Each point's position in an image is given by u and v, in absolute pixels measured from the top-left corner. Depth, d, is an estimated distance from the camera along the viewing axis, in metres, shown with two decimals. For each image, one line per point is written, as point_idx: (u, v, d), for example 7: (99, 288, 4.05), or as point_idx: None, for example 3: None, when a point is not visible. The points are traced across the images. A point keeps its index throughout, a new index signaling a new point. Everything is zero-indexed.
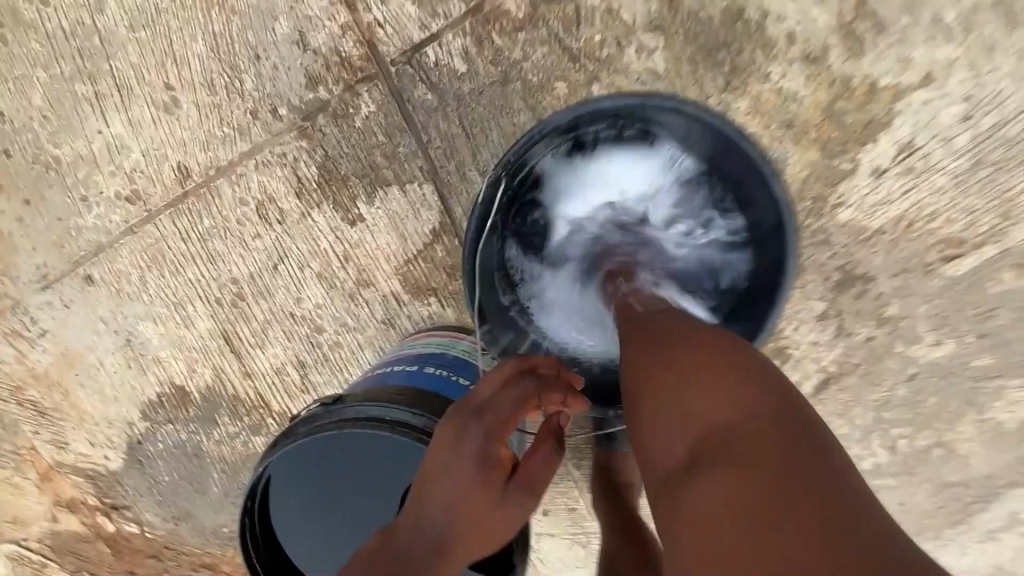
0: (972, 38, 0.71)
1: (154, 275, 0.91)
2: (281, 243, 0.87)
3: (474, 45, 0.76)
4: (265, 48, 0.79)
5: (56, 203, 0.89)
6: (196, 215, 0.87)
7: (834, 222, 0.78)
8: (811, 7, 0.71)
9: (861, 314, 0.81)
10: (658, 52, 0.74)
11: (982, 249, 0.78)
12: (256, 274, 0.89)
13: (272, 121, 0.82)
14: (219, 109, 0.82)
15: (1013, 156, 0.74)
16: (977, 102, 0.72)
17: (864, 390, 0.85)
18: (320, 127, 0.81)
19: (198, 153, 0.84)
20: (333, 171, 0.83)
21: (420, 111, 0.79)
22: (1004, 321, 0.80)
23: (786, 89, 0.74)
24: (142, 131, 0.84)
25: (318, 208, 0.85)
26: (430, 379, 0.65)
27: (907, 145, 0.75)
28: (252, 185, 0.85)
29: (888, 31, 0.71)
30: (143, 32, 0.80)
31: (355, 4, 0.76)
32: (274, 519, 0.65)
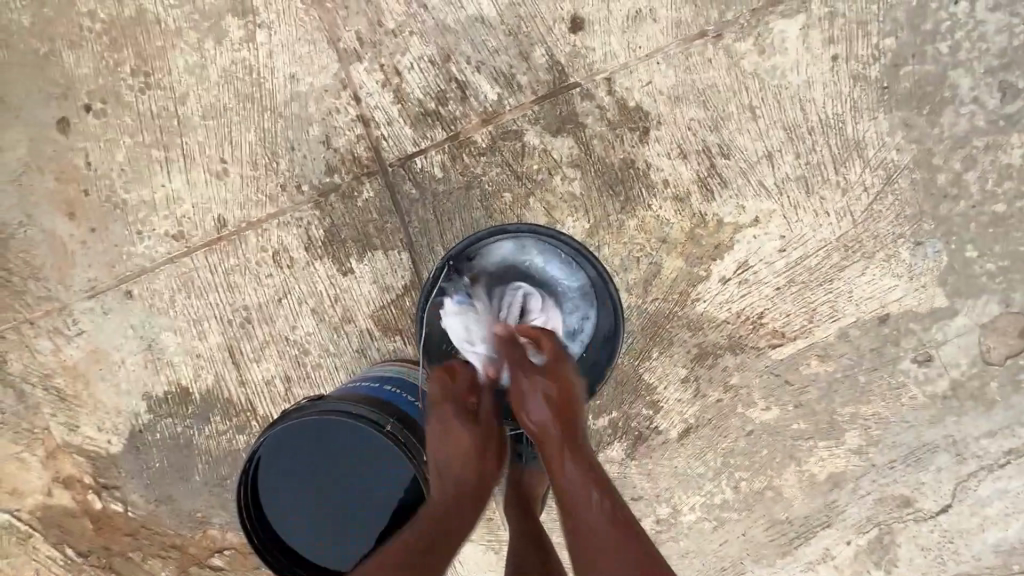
0: (784, 199, 1.04)
1: (182, 296, 1.16)
2: (287, 282, 1.14)
3: (450, 160, 1.07)
4: (300, 143, 1.10)
5: (116, 233, 1.15)
6: (225, 254, 1.14)
7: (693, 311, 1.09)
8: (678, 165, 1.05)
9: (712, 380, 1.11)
10: (576, 181, 1.06)
11: (797, 341, 1.09)
12: (264, 303, 1.15)
13: (296, 193, 1.11)
14: (257, 180, 1.11)
15: (814, 279, 1.06)
16: (789, 240, 1.05)
17: (714, 439, 1.13)
18: (331, 202, 1.11)
19: (236, 209, 1.12)
20: (335, 234, 1.12)
21: (406, 200, 1.09)
22: (813, 396, 1.10)
23: (662, 216, 1.06)
24: (196, 188, 1.13)
25: (320, 259, 1.13)
26: (386, 392, 0.91)
27: (743, 263, 1.07)
28: (272, 237, 1.13)
29: (730, 187, 1.05)
30: (212, 121, 1.10)
31: (369, 122, 1.08)
32: (260, 484, 0.88)
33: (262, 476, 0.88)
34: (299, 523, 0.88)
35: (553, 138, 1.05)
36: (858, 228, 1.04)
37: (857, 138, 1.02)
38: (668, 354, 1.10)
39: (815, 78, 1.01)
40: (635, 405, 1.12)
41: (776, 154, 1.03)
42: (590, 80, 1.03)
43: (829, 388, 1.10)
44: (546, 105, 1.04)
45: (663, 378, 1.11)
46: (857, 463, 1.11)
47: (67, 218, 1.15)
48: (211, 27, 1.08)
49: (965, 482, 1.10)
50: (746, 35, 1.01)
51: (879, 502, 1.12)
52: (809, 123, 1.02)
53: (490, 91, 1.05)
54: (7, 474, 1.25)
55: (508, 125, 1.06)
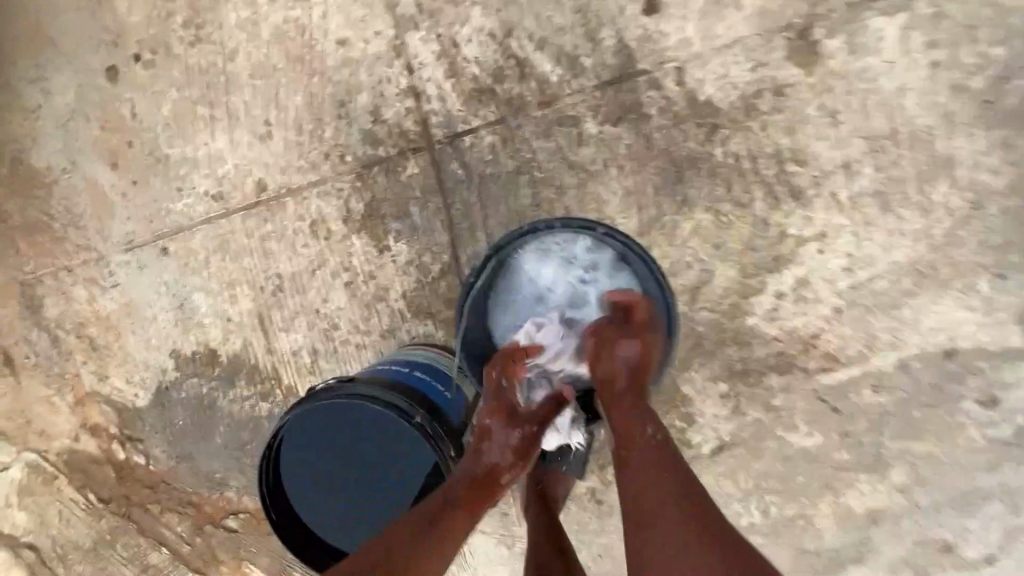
0: (856, 214, 0.96)
1: (216, 258, 1.14)
2: (322, 253, 1.11)
3: (500, 142, 1.02)
4: (347, 112, 1.06)
5: (156, 188, 1.13)
6: (262, 219, 1.11)
7: (742, 325, 1.02)
8: (745, 168, 0.97)
9: (753, 399, 1.05)
10: (632, 176, 1.00)
11: (849, 367, 1.02)
12: (297, 273, 1.13)
13: (338, 163, 1.07)
14: (300, 146, 1.08)
15: (878, 304, 0.99)
16: (855, 259, 0.98)
17: (749, 460, 1.07)
18: (373, 175, 1.07)
19: (277, 174, 1.09)
20: (375, 209, 1.08)
21: (451, 180, 1.05)
22: (861, 427, 1.04)
23: (720, 221, 0.99)
24: (238, 149, 1.10)
25: (357, 233, 1.09)
26: (416, 378, 0.88)
27: (803, 279, 0.99)
28: (311, 206, 1.10)
29: (798, 196, 0.97)
30: (259, 81, 1.07)
31: (419, 95, 1.03)
32: (281, 460, 0.87)
33: (283, 451, 0.86)
34: (321, 501, 0.87)
35: (613, 128, 0.99)
36: (935, 254, 0.96)
37: (947, 155, 0.93)
38: (709, 368, 1.05)
39: (909, 85, 0.92)
40: (668, 416, 1.07)
41: (854, 165, 0.95)
42: (658, 68, 0.96)
43: (880, 420, 1.03)
44: (609, 91, 0.98)
45: (701, 391, 1.06)
46: (900, 502, 1.05)
47: (109, 169, 1.14)
48: None
49: (1016, 535, 1.03)
50: (838, 31, 0.92)
51: (918, 543, 1.06)
52: (894, 134, 0.94)
53: (551, 72, 0.99)
54: (37, 415, 1.28)
55: (565, 109, 0.99)
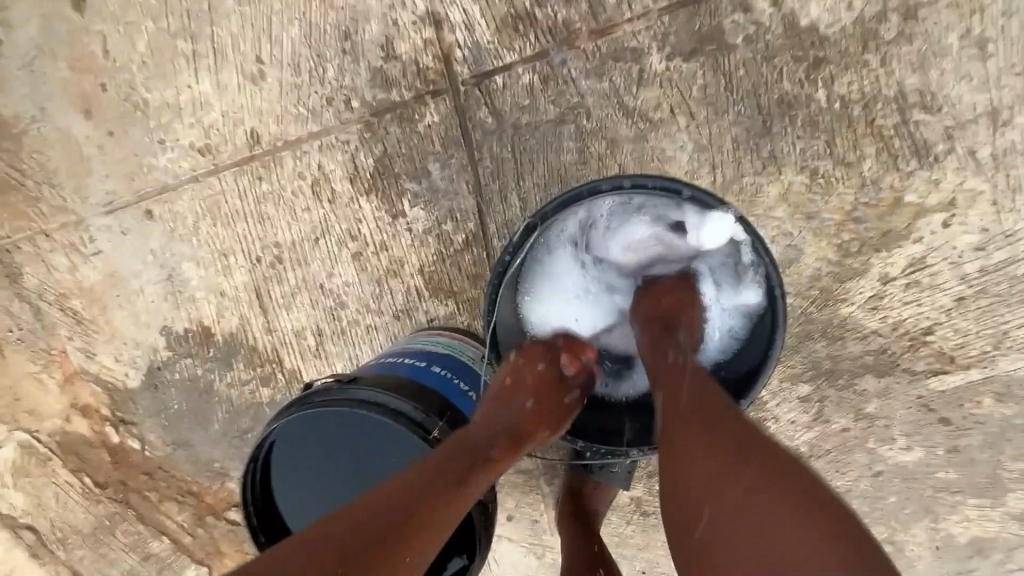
0: (1000, 177, 0.75)
1: (206, 223, 0.99)
2: (325, 219, 0.95)
3: (540, 83, 0.82)
4: (352, 46, 0.87)
5: (136, 140, 0.97)
6: (257, 178, 0.95)
7: (835, 315, 0.83)
8: (854, 116, 0.76)
9: (841, 405, 0.86)
10: (705, 126, 0.79)
11: (968, 370, 0.82)
12: (298, 242, 0.97)
13: (343, 110, 0.89)
14: (298, 89, 0.90)
15: (1016, 293, 0.78)
16: (992, 236, 0.77)
17: (829, 475, 0.89)
18: (385, 125, 0.88)
19: (272, 124, 0.92)
20: (387, 166, 0.90)
21: (478, 131, 0.86)
22: (976, 442, 0.85)
23: (817, 184, 0.79)
24: (226, 94, 0.92)
25: (367, 196, 0.92)
26: (433, 377, 0.72)
27: (919, 260, 0.79)
28: (312, 162, 0.93)
29: (922, 154, 0.75)
30: (249, 8, 0.88)
31: (441, 23, 0.83)
32: (269, 471, 0.73)
33: (271, 461, 0.72)
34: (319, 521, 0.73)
35: (684, 63, 0.78)
36: None
37: None
38: (789, 366, 0.86)
39: None
40: None
41: (1003, 113, 0.73)
42: None
43: (1000, 435, 0.84)
44: (682, 15, 0.76)
45: (776, 393, 0.87)
46: (1017, 532, 0.87)
47: (82, 117, 0.98)
48: None
49: None
50: None
51: None
52: None
53: None
54: (26, 394, 1.17)
55: (624, 40, 0.79)
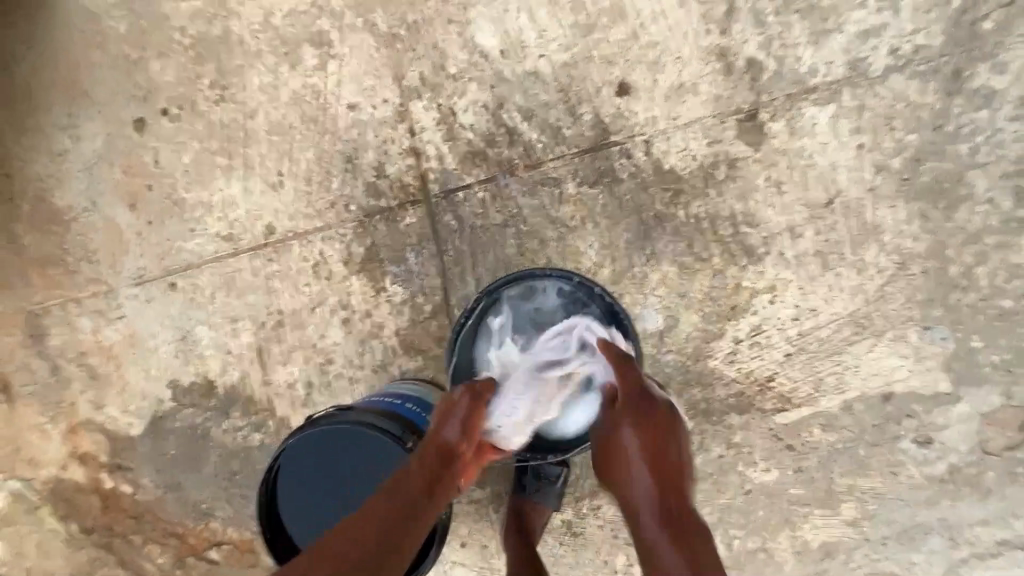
0: (801, 271, 1.10)
1: (222, 294, 1.22)
2: (322, 292, 1.20)
3: (490, 198, 1.15)
4: (353, 167, 1.18)
5: (170, 228, 1.23)
6: (268, 259, 1.21)
7: (704, 367, 1.13)
8: (704, 228, 1.11)
9: (716, 436, 1.14)
10: (606, 231, 1.12)
11: (800, 408, 1.12)
12: (298, 310, 1.21)
13: (343, 212, 1.19)
14: (309, 195, 1.19)
15: (823, 350, 1.11)
16: (801, 310, 1.11)
17: (713, 494, 1.15)
18: (374, 223, 1.18)
19: (285, 219, 1.20)
20: (374, 253, 1.18)
21: (444, 230, 1.16)
22: (813, 464, 1.13)
23: (684, 273, 1.12)
24: (251, 196, 1.20)
25: (357, 275, 1.19)
26: (408, 409, 0.96)
27: (757, 327, 1.12)
28: (315, 248, 1.20)
29: (750, 254, 1.11)
30: (276, 136, 1.19)
31: (420, 155, 1.16)
32: (278, 487, 0.93)
33: (280, 479, 0.93)
34: (312, 525, 0.93)
35: (589, 189, 1.12)
36: (869, 307, 1.10)
37: (875, 223, 1.08)
38: (676, 406, 1.14)
39: (840, 163, 1.08)
40: None
41: (797, 229, 1.09)
42: (629, 141, 1.11)
43: (830, 458, 1.13)
44: (587, 158, 1.12)
45: None
46: (852, 535, 1.14)
47: (127, 209, 1.23)
48: (288, 53, 1.18)
49: (956, 568, 1.12)
50: (780, 117, 1.08)
51: None
52: (830, 204, 1.09)
53: (536, 140, 1.13)
54: (28, 443, 1.30)
55: (548, 172, 1.13)
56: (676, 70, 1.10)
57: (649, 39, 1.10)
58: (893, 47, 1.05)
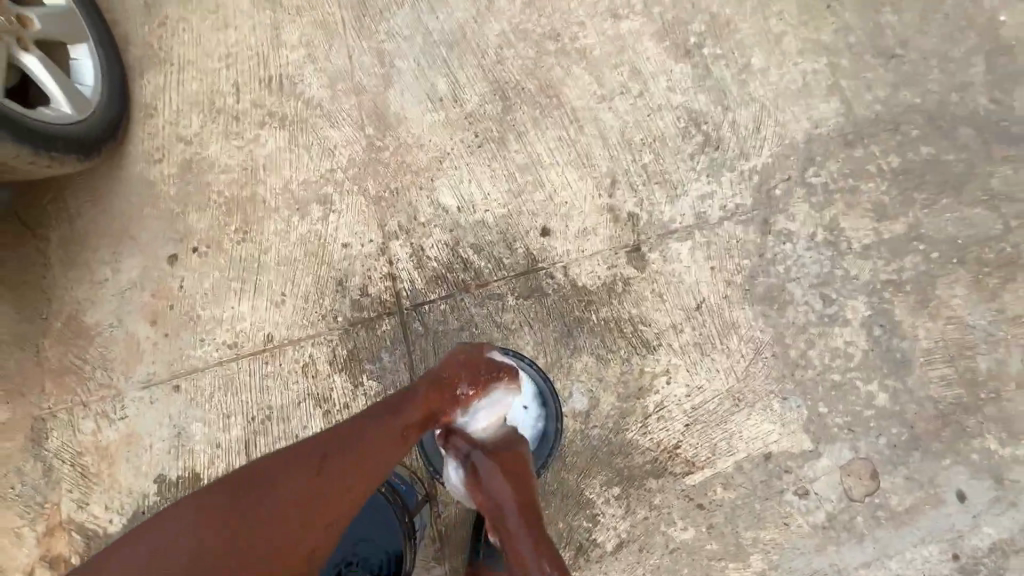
0: (686, 358, 1.45)
1: (220, 393, 1.44)
2: (308, 388, 1.45)
3: (449, 309, 1.50)
4: (343, 288, 1.52)
5: (183, 338, 1.48)
6: (265, 362, 1.47)
7: (624, 439, 1.40)
8: (611, 327, 1.48)
9: (640, 499, 1.37)
10: (538, 331, 1.48)
11: (703, 469, 1.38)
12: (286, 404, 1.44)
13: (331, 322, 1.49)
14: (304, 310, 1.51)
15: (712, 420, 1.41)
16: (691, 388, 1.43)
17: (642, 554, 1.34)
18: (357, 330, 1.49)
19: (283, 329, 1.49)
20: (355, 355, 1.47)
21: (413, 334, 1.48)
22: (721, 520, 1.36)
23: (600, 362, 1.45)
24: (256, 311, 1.51)
25: (339, 373, 1.46)
26: None
27: (660, 403, 1.42)
28: (305, 352, 1.47)
29: (647, 346, 1.46)
30: (282, 266, 1.54)
31: (395, 278, 1.53)
32: None
33: None
34: None
35: (524, 301, 1.50)
36: (740, 384, 1.44)
37: (732, 321, 1.48)
38: (605, 474, 1.38)
39: (701, 280, 1.51)
40: (576, 516, 1.36)
41: (679, 326, 1.48)
42: (551, 266, 1.53)
43: (733, 513, 1.36)
44: (522, 278, 1.52)
45: (600, 493, 1.37)
46: None
47: (148, 325, 1.50)
48: (299, 208, 1.59)
49: None
50: (655, 250, 1.53)
51: None
52: (699, 308, 1.49)
53: (483, 267, 1.53)
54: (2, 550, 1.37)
55: (493, 289, 1.51)
56: (581, 219, 1.56)
57: (560, 200, 1.58)
58: (722, 205, 1.57)
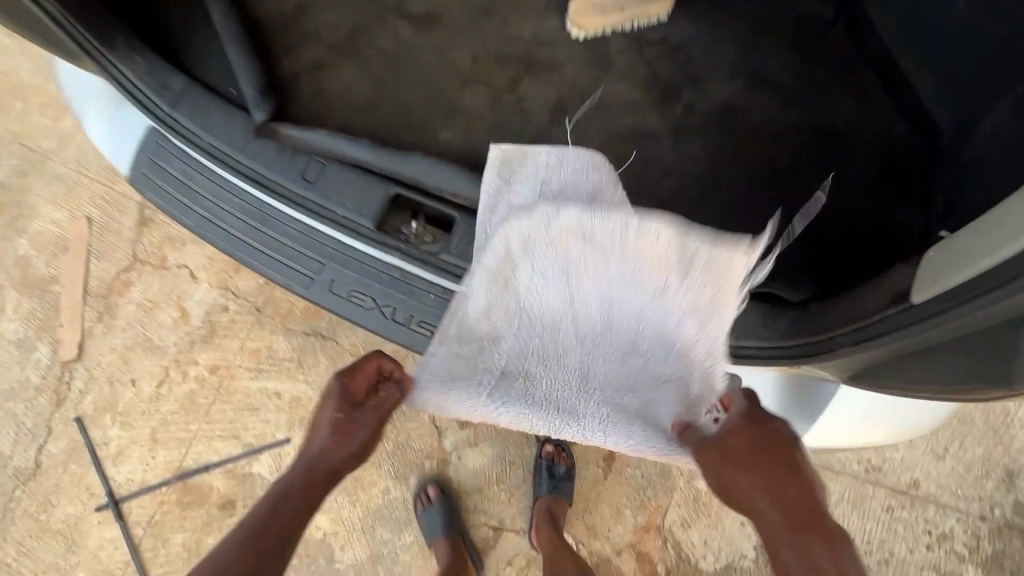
0: None
1: (848, 506, 1.34)
2: (935, 557, 1.32)
3: None
4: (1015, 482, 1.33)
5: None
6: (901, 504, 1.34)
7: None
8: None
9: None
10: None
11: None
12: (906, 560, 1.32)
13: (985, 509, 1.33)
14: (963, 477, 1.34)
15: None
16: None
17: None
18: (1013, 537, 1.32)
19: (932, 484, 1.34)
20: (999, 558, 1.31)
21: None
22: None
23: None
24: (914, 449, 1.35)
25: (973, 565, 1.31)
26: None
27: None
28: (944, 520, 1.33)
29: None
30: (964, 419, 1.35)
31: None
32: None
33: None
34: None
35: None
36: None
37: None
38: None
39: None
40: None
41: None
42: None
43: None
44: None
45: None
46: None
47: None
48: None
49: None
50: None
51: None
52: None
53: None
54: (599, 513, 1.42)
55: None
56: None
57: None
58: None
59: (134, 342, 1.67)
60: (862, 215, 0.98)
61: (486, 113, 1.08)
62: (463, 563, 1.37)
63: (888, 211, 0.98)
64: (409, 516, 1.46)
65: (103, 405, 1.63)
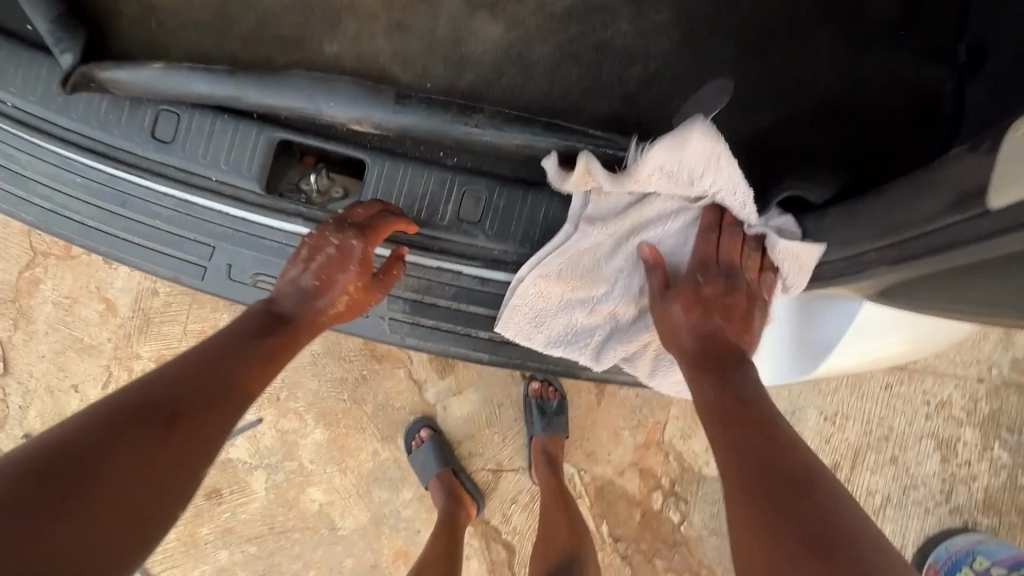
0: None
1: (846, 392, 1.31)
2: (934, 426, 1.31)
3: None
4: (1011, 340, 1.30)
5: None
6: (899, 380, 1.31)
7: None
8: None
9: None
10: None
11: None
12: (906, 433, 1.31)
13: (981, 372, 1.31)
14: (960, 344, 1.30)
15: None
16: None
17: None
18: (1009, 394, 1.30)
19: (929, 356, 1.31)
20: (996, 415, 1.31)
21: None
22: None
23: None
24: None
25: (971, 427, 1.31)
26: None
27: None
28: (942, 388, 1.31)
29: None
30: None
31: None
32: None
33: None
34: None
35: None
36: None
37: None
38: None
39: None
40: None
41: None
42: None
43: None
44: None
45: None
46: None
47: None
48: None
49: None
50: None
51: None
52: None
53: None
54: (597, 438, 1.37)
55: None
56: None
57: None
58: None
59: (64, 345, 1.48)
60: (879, 78, 0.84)
61: (388, 13, 0.85)
62: (461, 503, 1.30)
63: (912, 71, 0.84)
64: (404, 472, 1.40)
65: (51, 417, 1.48)
